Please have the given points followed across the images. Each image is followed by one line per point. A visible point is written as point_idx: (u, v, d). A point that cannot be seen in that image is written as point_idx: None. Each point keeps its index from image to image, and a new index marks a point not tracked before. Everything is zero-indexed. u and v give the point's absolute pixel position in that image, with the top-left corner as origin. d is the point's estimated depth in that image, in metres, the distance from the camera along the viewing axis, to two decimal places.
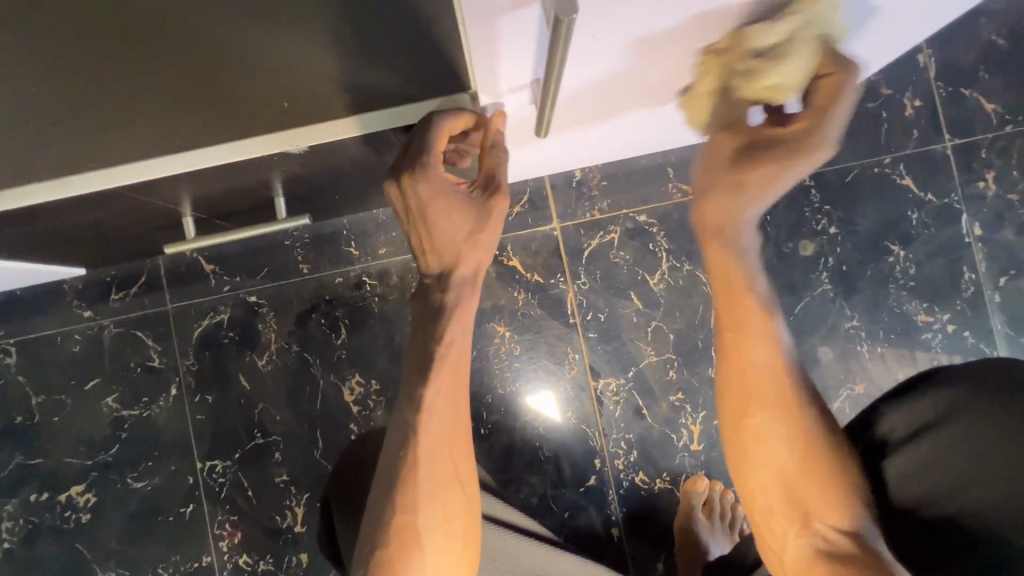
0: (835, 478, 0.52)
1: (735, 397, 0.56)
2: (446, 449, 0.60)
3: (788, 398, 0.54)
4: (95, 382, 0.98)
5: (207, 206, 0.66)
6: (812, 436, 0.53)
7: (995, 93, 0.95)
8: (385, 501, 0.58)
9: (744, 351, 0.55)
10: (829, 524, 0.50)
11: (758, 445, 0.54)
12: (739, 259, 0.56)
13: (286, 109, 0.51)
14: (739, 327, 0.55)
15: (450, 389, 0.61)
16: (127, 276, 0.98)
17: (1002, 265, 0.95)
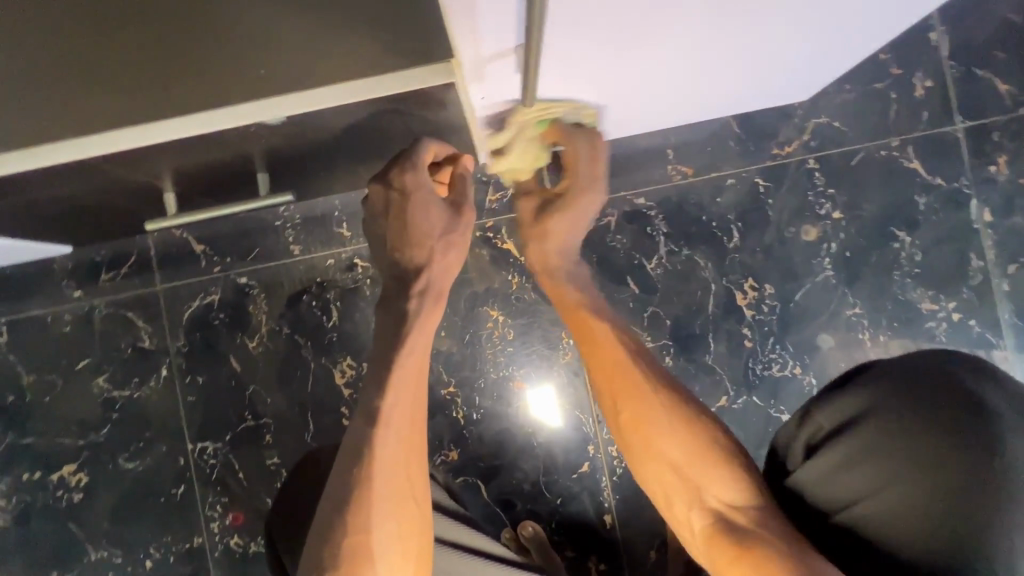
0: (714, 454, 0.65)
1: (615, 390, 0.71)
2: (403, 463, 0.62)
3: (656, 390, 0.69)
4: (86, 362, 0.97)
5: (189, 181, 0.65)
6: (688, 418, 0.67)
7: (1010, 73, 0.92)
8: (339, 519, 0.58)
9: (602, 348, 0.73)
10: (715, 493, 0.63)
11: (648, 433, 0.68)
12: (587, 292, 0.79)
13: (260, 77, 0.49)
14: (587, 340, 0.75)
15: (405, 399, 0.63)
16: (117, 256, 0.97)
17: (1011, 252, 0.92)
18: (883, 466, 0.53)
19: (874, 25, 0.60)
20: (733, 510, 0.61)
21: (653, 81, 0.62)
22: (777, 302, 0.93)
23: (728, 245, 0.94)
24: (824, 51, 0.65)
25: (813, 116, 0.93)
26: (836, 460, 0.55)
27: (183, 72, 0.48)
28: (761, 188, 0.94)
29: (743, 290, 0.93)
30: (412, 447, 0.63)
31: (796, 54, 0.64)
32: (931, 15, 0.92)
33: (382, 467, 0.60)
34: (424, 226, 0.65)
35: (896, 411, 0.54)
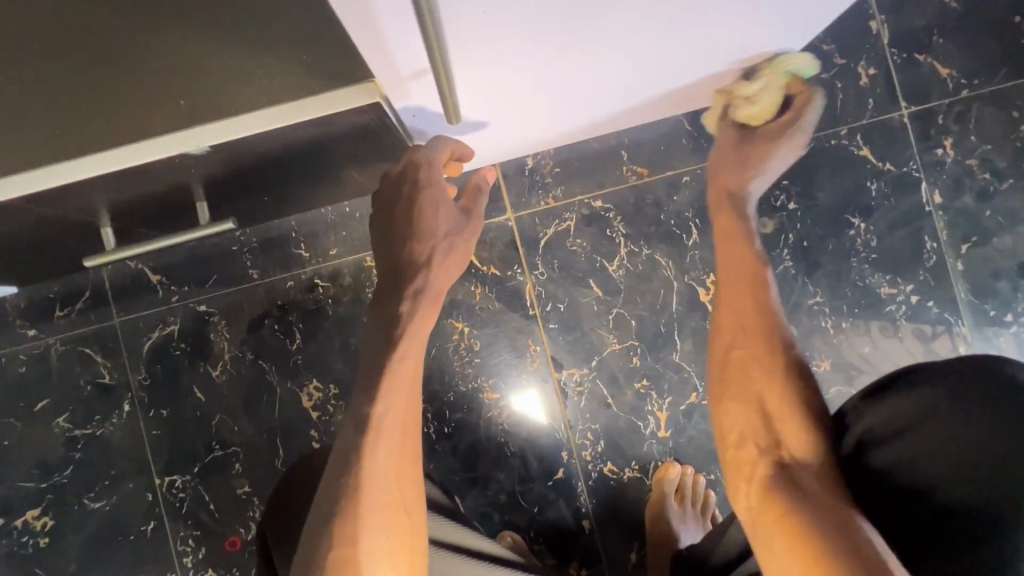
0: (800, 412, 0.58)
1: (722, 328, 0.64)
2: (394, 480, 0.59)
3: (761, 347, 0.61)
4: (45, 403, 0.95)
5: (127, 215, 0.64)
6: (783, 375, 0.59)
7: (950, 57, 0.93)
8: (326, 529, 0.56)
9: (733, 310, 0.64)
10: (791, 454, 0.56)
11: (739, 374, 0.61)
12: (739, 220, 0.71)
13: (182, 109, 0.49)
14: (728, 289, 0.66)
15: (399, 406, 0.61)
16: (71, 291, 0.95)
17: (963, 232, 0.93)
18: (950, 464, 0.48)
19: (808, 11, 0.59)
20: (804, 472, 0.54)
21: (586, 83, 0.62)
22: None
23: (688, 242, 0.94)
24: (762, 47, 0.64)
25: None
26: (911, 451, 0.50)
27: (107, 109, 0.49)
28: None
29: (705, 286, 0.94)
30: (408, 464, 0.60)
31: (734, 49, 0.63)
32: (870, 4, 0.94)
33: (373, 475, 0.57)
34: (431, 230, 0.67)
35: (967, 414, 0.48)
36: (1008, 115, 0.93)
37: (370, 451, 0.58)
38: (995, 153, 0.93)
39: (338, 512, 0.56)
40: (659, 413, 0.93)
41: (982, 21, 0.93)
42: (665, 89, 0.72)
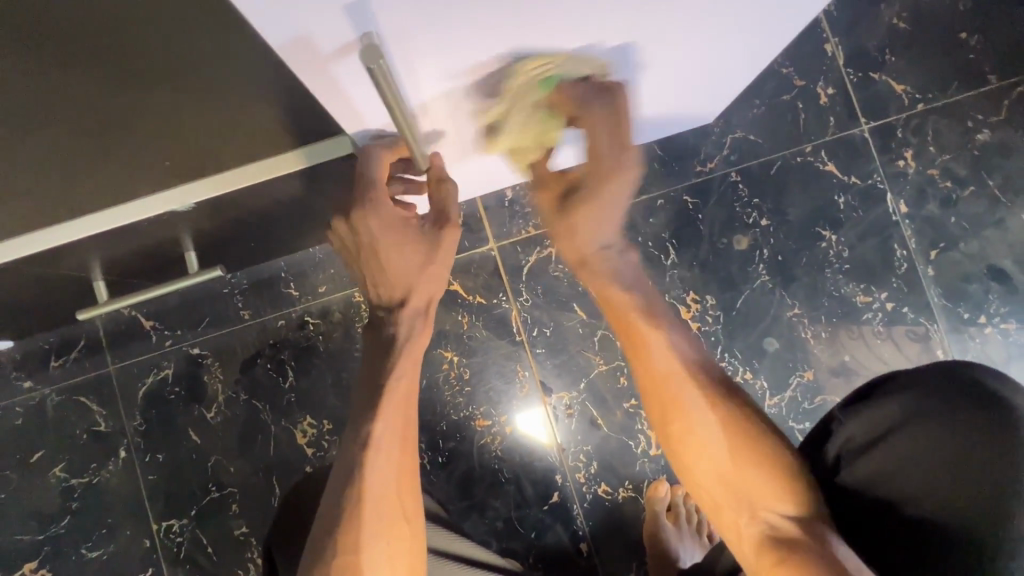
0: (768, 463, 0.56)
1: (654, 404, 0.60)
2: (393, 491, 0.60)
3: (710, 405, 0.58)
4: (41, 454, 0.96)
5: (119, 268, 0.66)
6: (739, 432, 0.57)
7: (903, 74, 0.98)
8: (329, 539, 0.57)
9: (650, 363, 0.60)
10: (770, 509, 0.55)
11: (690, 448, 0.58)
12: (613, 281, 0.63)
13: (169, 166, 0.52)
14: (639, 350, 0.61)
15: (397, 422, 0.62)
16: (66, 341, 0.97)
17: (931, 239, 0.97)
18: (924, 472, 0.50)
19: (765, 41, 0.61)
20: (792, 528, 0.53)
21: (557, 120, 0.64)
22: (719, 312, 0.96)
23: (666, 262, 0.97)
24: (717, 73, 0.67)
25: (729, 132, 0.98)
26: (882, 462, 0.53)
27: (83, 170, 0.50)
28: (690, 205, 0.98)
29: (686, 303, 0.96)
30: (407, 475, 0.61)
31: (692, 74, 0.65)
32: (823, 29, 0.99)
33: (373, 486, 0.59)
34: (398, 264, 0.61)
35: (938, 425, 0.50)
36: (963, 126, 0.98)
37: (370, 464, 0.59)
38: (954, 162, 0.97)
39: (341, 522, 0.58)
40: (648, 431, 0.95)
41: (930, 39, 0.98)
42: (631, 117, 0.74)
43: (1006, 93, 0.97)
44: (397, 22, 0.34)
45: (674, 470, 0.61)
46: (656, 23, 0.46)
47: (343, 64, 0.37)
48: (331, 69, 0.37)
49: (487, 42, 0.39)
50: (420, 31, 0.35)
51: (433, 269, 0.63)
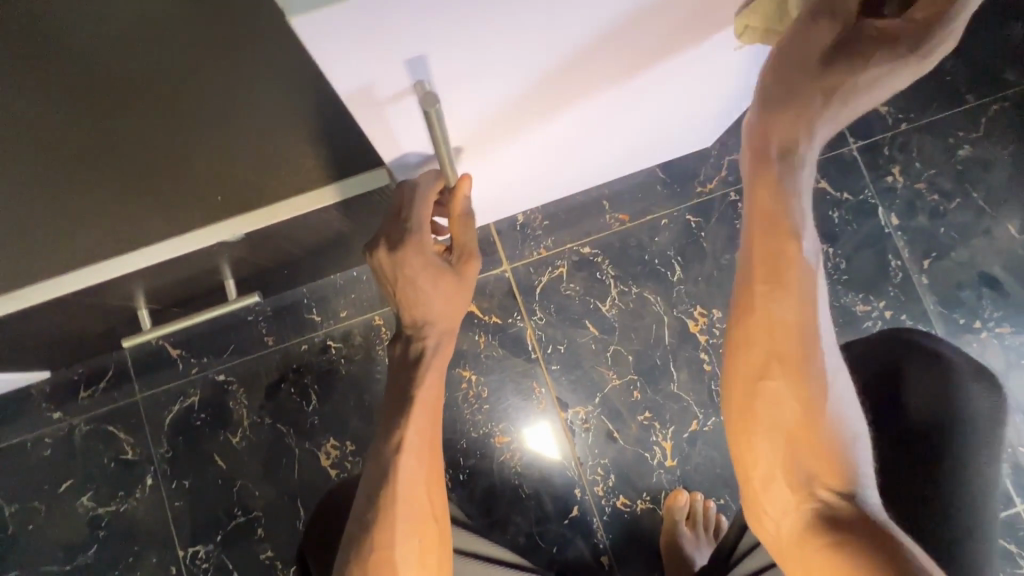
0: (837, 442, 0.48)
1: (757, 356, 0.50)
2: (423, 491, 0.64)
3: (788, 371, 0.49)
4: (69, 483, 0.97)
5: (161, 297, 0.70)
6: (813, 397, 0.48)
7: (886, 97, 1.05)
8: (364, 538, 0.61)
9: (769, 310, 0.49)
10: (826, 491, 0.47)
11: (768, 408, 0.50)
12: (787, 206, 0.48)
13: (218, 203, 0.57)
14: (748, 302, 0.50)
15: (423, 427, 0.65)
16: (95, 372, 1.00)
17: (923, 249, 1.02)
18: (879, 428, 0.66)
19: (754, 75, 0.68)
20: (845, 509, 0.46)
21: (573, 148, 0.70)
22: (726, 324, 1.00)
23: (672, 278, 1.01)
24: (717, 100, 0.72)
25: (727, 154, 1.04)
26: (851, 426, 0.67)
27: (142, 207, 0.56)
28: (693, 223, 1.03)
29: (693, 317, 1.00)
30: (433, 475, 0.65)
31: (696, 102, 0.70)
32: None
33: (405, 487, 0.62)
34: (430, 294, 0.63)
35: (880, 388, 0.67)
36: (946, 142, 1.04)
37: (402, 466, 0.62)
38: (940, 177, 1.03)
39: (375, 521, 0.61)
40: (664, 443, 0.97)
41: None
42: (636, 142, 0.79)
43: (983, 111, 1.04)
44: (446, 66, 0.38)
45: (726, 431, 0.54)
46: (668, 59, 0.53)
47: (396, 107, 0.41)
48: (386, 113, 0.41)
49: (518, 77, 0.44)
50: (463, 73, 0.40)
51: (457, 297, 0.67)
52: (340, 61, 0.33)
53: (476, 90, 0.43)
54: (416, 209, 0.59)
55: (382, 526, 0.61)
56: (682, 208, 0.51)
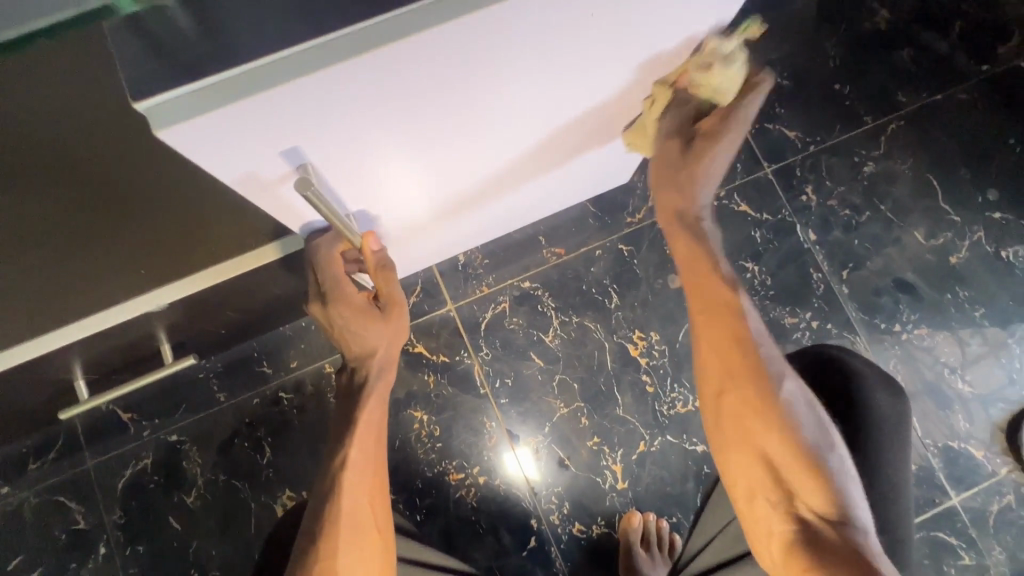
0: (813, 463, 0.61)
1: (716, 378, 0.67)
2: (366, 499, 0.69)
3: (764, 402, 0.64)
4: (19, 560, 0.96)
5: (99, 366, 0.72)
6: (790, 427, 0.62)
7: (793, 123, 1.13)
8: (309, 551, 0.64)
9: (731, 335, 0.67)
10: (807, 505, 0.60)
11: (733, 422, 0.66)
12: (699, 249, 0.70)
13: (139, 276, 0.60)
14: (708, 311, 0.70)
15: (366, 444, 0.71)
16: (44, 442, 0.99)
17: (841, 261, 1.09)
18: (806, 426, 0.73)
19: None
20: (823, 525, 0.59)
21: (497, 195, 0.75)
22: (665, 346, 1.05)
23: (610, 305, 1.06)
24: (617, 148, 0.79)
25: None
26: None
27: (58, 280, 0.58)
28: (626, 252, 1.08)
29: (633, 341, 1.05)
30: (376, 489, 0.70)
31: (596, 152, 0.76)
32: None
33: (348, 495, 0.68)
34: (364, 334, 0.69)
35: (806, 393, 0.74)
36: (851, 161, 1.12)
37: (348, 482, 0.68)
38: (849, 193, 1.11)
39: (321, 533, 0.65)
40: (614, 466, 1.00)
41: (810, 92, 1.14)
42: (551, 188, 0.86)
43: (882, 130, 1.13)
44: (324, 150, 0.43)
45: (712, 446, 0.69)
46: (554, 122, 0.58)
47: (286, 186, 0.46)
48: (277, 192, 0.46)
49: (401, 153, 0.49)
50: (343, 154, 0.45)
51: (389, 337, 0.71)
52: (213, 155, 0.38)
53: (362, 162, 0.48)
54: (325, 269, 0.63)
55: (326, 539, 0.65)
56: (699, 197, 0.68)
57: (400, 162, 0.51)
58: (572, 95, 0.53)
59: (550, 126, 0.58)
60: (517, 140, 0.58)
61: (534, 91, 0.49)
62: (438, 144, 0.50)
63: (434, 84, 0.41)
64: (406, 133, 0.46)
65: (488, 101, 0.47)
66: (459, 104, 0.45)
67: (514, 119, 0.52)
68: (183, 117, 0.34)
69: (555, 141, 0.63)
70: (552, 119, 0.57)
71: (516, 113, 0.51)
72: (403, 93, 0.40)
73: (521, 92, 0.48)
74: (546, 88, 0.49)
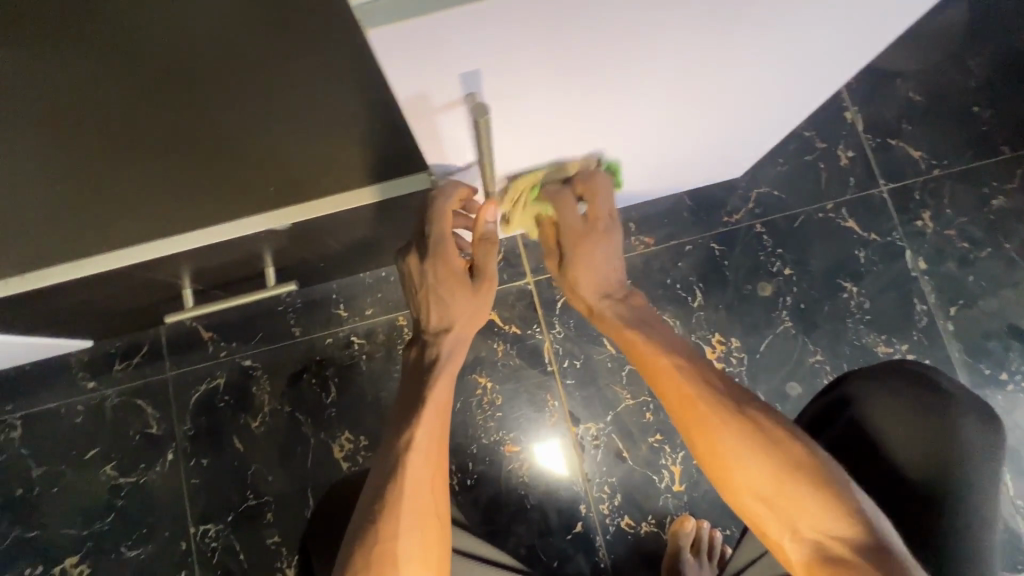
0: (807, 474, 0.56)
1: (678, 418, 0.64)
2: (429, 485, 0.68)
3: (734, 416, 0.61)
4: (95, 451, 1.02)
5: (205, 278, 0.74)
6: (762, 451, 0.58)
7: (920, 142, 1.06)
8: (368, 529, 0.64)
9: (664, 377, 0.65)
10: (816, 528, 0.55)
11: (714, 458, 0.61)
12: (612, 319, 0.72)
13: (274, 191, 0.61)
14: (643, 359, 0.68)
15: (433, 427, 0.70)
16: (131, 347, 1.05)
17: (950, 296, 1.01)
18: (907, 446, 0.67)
19: (801, 110, 0.69)
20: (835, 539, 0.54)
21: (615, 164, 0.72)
22: (744, 354, 1.01)
23: (692, 303, 1.03)
24: (746, 138, 0.76)
25: (755, 187, 1.05)
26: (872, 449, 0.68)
27: (194, 191, 0.57)
28: (717, 252, 1.04)
29: (711, 344, 1.01)
30: (439, 474, 0.69)
31: (726, 136, 0.73)
32: (844, 98, 1.07)
33: (411, 478, 0.67)
34: (449, 303, 0.72)
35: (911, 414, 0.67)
36: (979, 191, 1.03)
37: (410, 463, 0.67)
38: (971, 225, 1.03)
39: (382, 512, 0.65)
40: (673, 467, 0.97)
41: (944, 112, 1.06)
42: (665, 171, 0.83)
43: (1019, 163, 1.04)
44: (499, 79, 0.42)
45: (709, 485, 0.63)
46: (709, 89, 0.54)
47: (446, 115, 0.45)
48: (437, 117, 0.45)
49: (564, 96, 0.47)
50: (513, 87, 0.43)
51: (474, 312, 0.75)
52: (402, 68, 0.37)
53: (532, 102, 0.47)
54: (436, 226, 0.66)
55: (388, 516, 0.64)
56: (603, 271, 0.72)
57: (557, 108, 0.49)
58: (745, 66, 0.51)
59: (704, 93, 0.55)
60: (668, 103, 0.55)
61: (717, 54, 0.46)
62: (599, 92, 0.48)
63: (640, 28, 0.39)
64: (584, 76, 0.44)
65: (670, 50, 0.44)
66: (644, 55, 0.43)
67: (684, 80, 0.50)
68: (391, 18, 0.33)
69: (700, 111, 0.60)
70: (714, 88, 0.54)
71: (689, 75, 0.49)
72: (608, 34, 0.39)
73: (705, 52, 0.46)
74: (730, 51, 0.47)
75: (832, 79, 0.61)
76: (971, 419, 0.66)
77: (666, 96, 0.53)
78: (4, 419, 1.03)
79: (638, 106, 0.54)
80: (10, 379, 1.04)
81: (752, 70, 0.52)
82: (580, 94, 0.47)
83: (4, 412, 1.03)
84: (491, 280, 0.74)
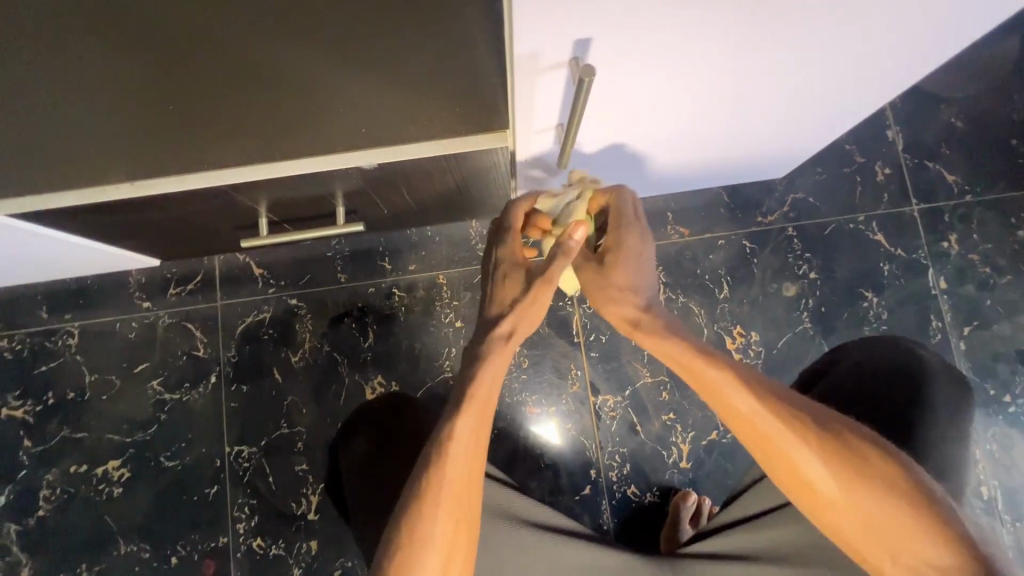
0: (907, 504, 0.51)
1: (757, 451, 0.57)
2: (471, 484, 0.61)
3: (816, 441, 0.54)
4: (144, 366, 1.09)
5: (279, 211, 0.80)
6: (854, 481, 0.53)
7: (956, 167, 1.10)
8: (408, 516, 0.57)
9: (732, 409, 0.58)
10: (923, 559, 0.50)
11: (802, 487, 0.55)
12: (659, 336, 0.65)
13: (364, 133, 0.65)
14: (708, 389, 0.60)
15: (477, 422, 0.63)
16: (186, 274, 1.11)
17: (966, 316, 1.05)
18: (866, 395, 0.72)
19: (854, 112, 0.74)
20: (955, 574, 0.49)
21: (669, 147, 0.78)
22: (761, 348, 1.06)
23: (719, 295, 1.08)
24: (797, 135, 0.81)
25: (792, 192, 1.10)
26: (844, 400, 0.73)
27: (290, 124, 0.63)
28: (748, 249, 1.09)
29: (731, 335, 1.07)
30: (478, 473, 0.62)
31: (775, 132, 0.77)
32: (887, 117, 1.11)
33: (453, 474, 0.60)
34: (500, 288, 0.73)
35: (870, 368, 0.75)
36: (1006, 221, 1.07)
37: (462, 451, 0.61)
38: (995, 252, 1.07)
39: (423, 503, 0.58)
40: (682, 445, 1.03)
41: (983, 141, 1.10)
42: (712, 159, 0.88)
43: None
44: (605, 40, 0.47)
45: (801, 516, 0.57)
46: (778, 82, 0.60)
47: (549, 72, 0.53)
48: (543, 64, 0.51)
49: (654, 68, 0.53)
50: (615, 50, 0.49)
51: (530, 307, 0.70)
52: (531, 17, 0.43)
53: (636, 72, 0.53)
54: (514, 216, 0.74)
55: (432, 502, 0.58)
56: (645, 283, 0.70)
57: (645, 77, 0.55)
58: (814, 68, 0.58)
59: (774, 85, 0.60)
60: (740, 89, 0.60)
61: (801, 51, 0.53)
62: (686, 68, 0.54)
63: (737, 19, 0.46)
64: (688, 50, 0.50)
65: (759, 37, 0.49)
66: (733, 47, 0.51)
67: (766, 71, 0.56)
68: None
69: (766, 103, 0.65)
70: (787, 82, 0.60)
71: (766, 70, 0.56)
72: (711, 19, 0.46)
73: (783, 52, 0.53)
74: (812, 49, 0.53)
75: (887, 87, 0.67)
76: (941, 385, 0.71)
77: (740, 82, 0.59)
78: (63, 326, 1.10)
79: (711, 88, 0.59)
80: (71, 290, 1.11)
81: (819, 70, 0.58)
82: (667, 67, 0.53)
83: (63, 320, 1.10)
84: (547, 284, 0.69)
